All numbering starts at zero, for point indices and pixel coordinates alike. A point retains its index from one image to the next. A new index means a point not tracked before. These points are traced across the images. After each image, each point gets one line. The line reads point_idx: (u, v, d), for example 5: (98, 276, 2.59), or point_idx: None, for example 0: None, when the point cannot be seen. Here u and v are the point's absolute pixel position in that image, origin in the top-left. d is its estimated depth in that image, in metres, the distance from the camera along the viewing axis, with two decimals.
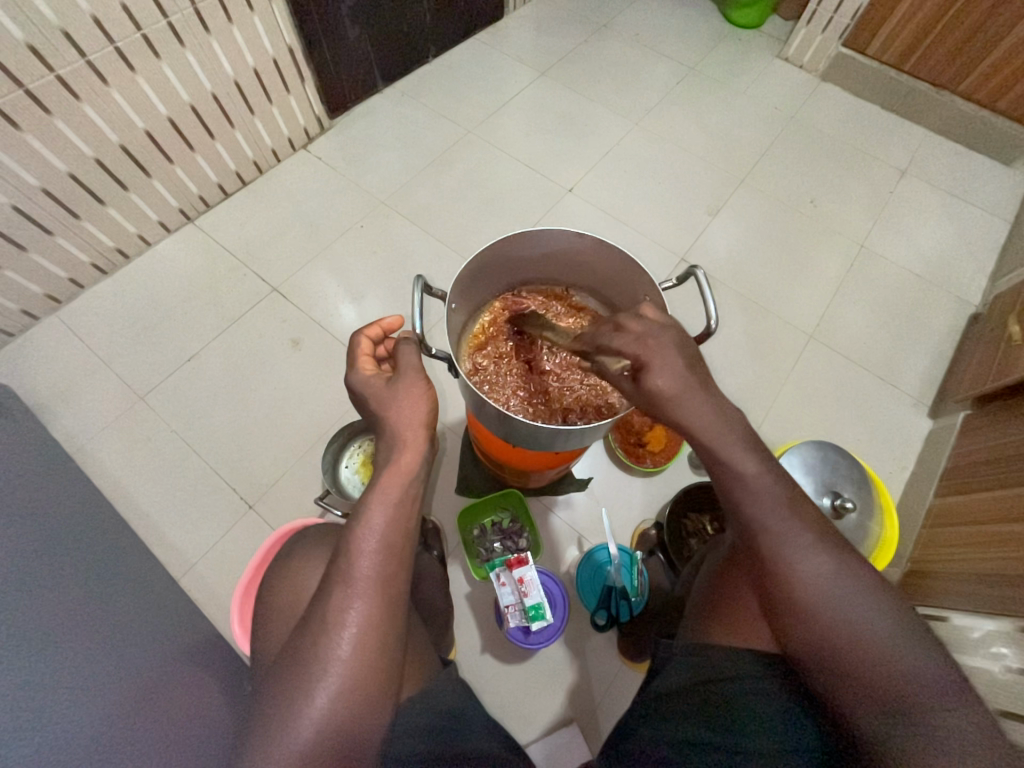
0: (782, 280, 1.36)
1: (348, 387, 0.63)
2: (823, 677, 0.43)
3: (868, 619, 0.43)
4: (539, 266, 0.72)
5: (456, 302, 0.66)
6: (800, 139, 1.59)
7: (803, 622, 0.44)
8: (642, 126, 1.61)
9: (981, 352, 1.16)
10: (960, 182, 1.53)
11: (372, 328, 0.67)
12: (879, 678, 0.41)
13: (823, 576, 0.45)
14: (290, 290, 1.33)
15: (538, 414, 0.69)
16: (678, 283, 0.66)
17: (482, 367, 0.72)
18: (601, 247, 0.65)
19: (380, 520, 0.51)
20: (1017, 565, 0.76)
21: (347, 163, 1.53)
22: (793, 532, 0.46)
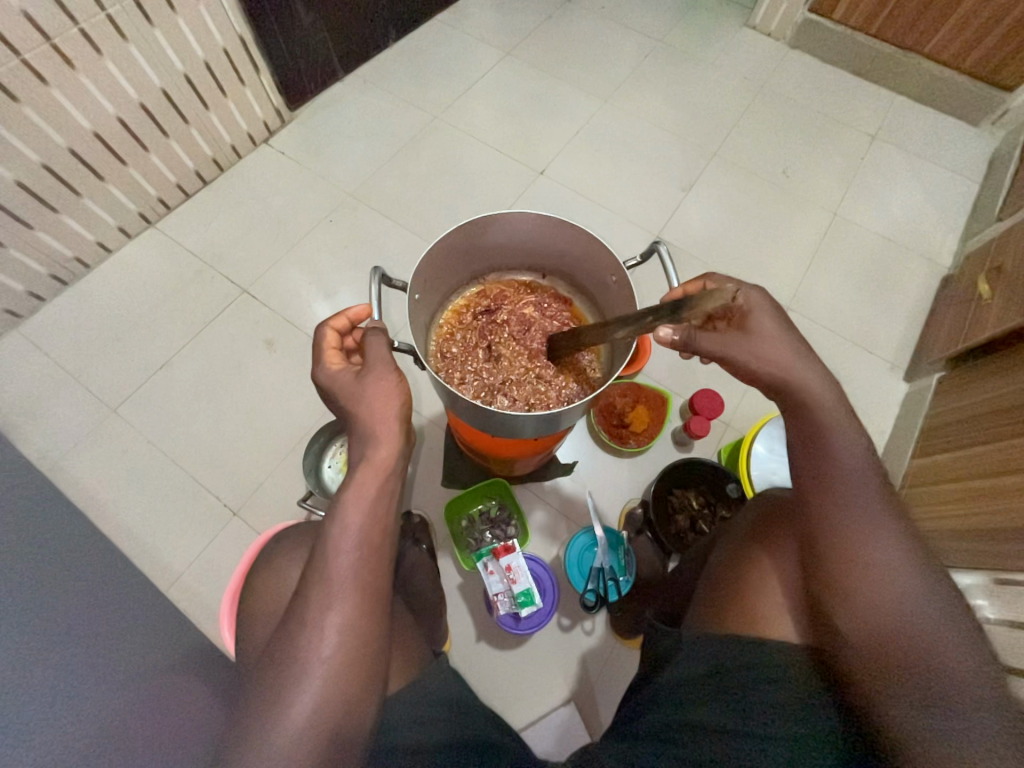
0: (758, 253, 1.36)
1: (315, 382, 0.61)
2: (865, 662, 0.45)
3: (922, 613, 0.45)
4: (505, 250, 0.69)
5: (417, 292, 0.63)
6: (770, 109, 1.57)
7: (855, 600, 0.47)
8: (611, 103, 1.59)
9: (953, 312, 1.18)
10: (928, 144, 1.53)
11: (337, 318, 0.65)
12: (920, 664, 0.43)
13: (895, 563, 0.47)
14: (260, 291, 1.30)
15: (511, 401, 0.66)
16: (642, 261, 0.65)
17: (452, 358, 0.69)
18: (562, 227, 0.62)
19: (357, 518, 0.50)
20: (994, 522, 0.78)
21: (312, 157, 1.48)
22: (870, 513, 0.49)
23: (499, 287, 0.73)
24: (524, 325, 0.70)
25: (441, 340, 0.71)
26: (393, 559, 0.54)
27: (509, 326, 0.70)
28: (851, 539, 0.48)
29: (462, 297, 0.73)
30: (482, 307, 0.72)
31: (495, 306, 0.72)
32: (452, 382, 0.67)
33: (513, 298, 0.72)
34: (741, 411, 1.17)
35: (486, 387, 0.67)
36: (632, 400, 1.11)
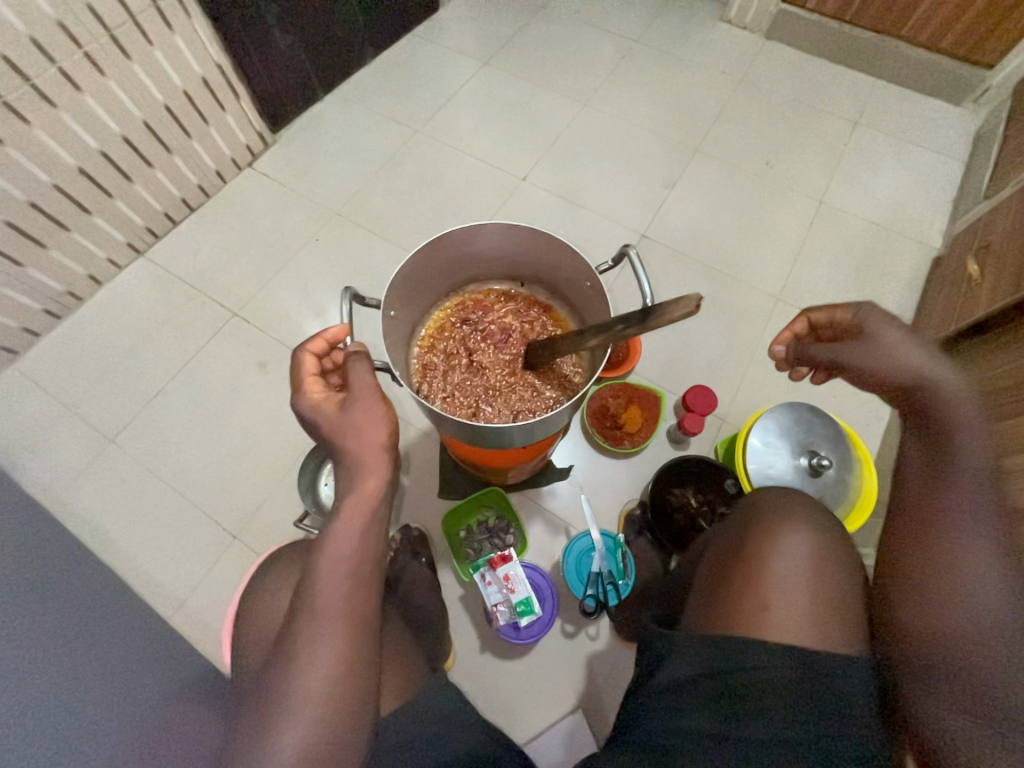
0: (744, 246, 1.36)
1: (296, 412, 0.56)
2: (935, 678, 0.46)
3: (1002, 632, 0.45)
4: (483, 261, 0.68)
5: (395, 308, 0.63)
6: (748, 102, 1.57)
7: (937, 617, 0.47)
8: (590, 106, 1.59)
9: (946, 292, 1.16)
10: (911, 127, 1.53)
11: (315, 341, 0.60)
12: (981, 680, 0.44)
13: (982, 582, 0.46)
14: (251, 313, 1.31)
15: (495, 411, 0.66)
16: (614, 266, 0.65)
17: (436, 370, 0.69)
18: (536, 235, 0.62)
19: (347, 547, 0.49)
20: None
21: (296, 177, 1.50)
22: (968, 532, 0.48)
23: (480, 296, 0.73)
24: (506, 333, 0.70)
25: (422, 357, 0.70)
26: (383, 583, 0.54)
27: (491, 336, 0.70)
28: (945, 559, 0.48)
29: (444, 309, 0.73)
30: (461, 321, 0.71)
31: (475, 319, 0.71)
32: (436, 395, 0.67)
33: (495, 307, 0.72)
34: (735, 405, 1.17)
35: (470, 398, 0.67)
36: (625, 401, 1.10)
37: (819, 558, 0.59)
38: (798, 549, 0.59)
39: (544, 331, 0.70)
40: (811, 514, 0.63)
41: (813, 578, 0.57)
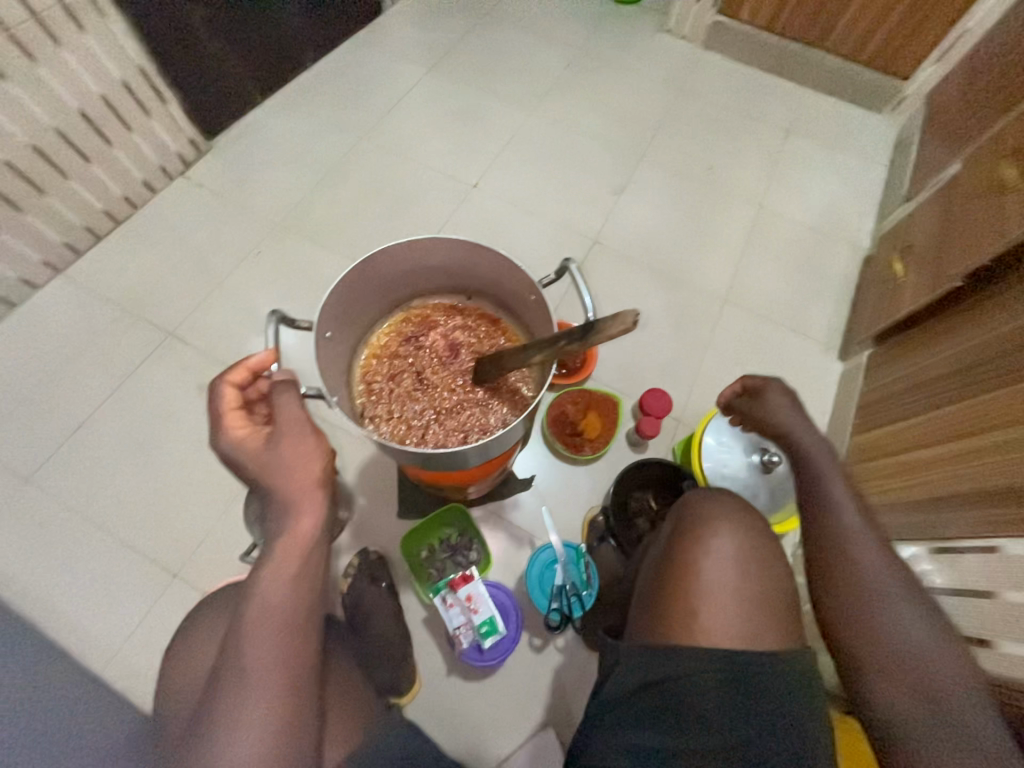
0: (692, 249, 1.40)
1: (217, 452, 0.52)
2: (913, 723, 0.50)
3: (911, 622, 0.53)
4: (424, 275, 0.66)
5: (330, 330, 0.59)
6: (690, 109, 1.62)
7: (896, 661, 0.52)
8: (538, 112, 1.60)
9: (875, 290, 1.23)
10: (838, 133, 1.62)
11: (237, 370, 0.54)
12: (918, 671, 0.51)
13: (883, 581, 0.56)
14: (188, 332, 1.23)
15: (443, 433, 0.64)
16: (555, 280, 0.64)
17: (379, 392, 0.66)
18: (476, 248, 0.60)
19: (279, 594, 0.46)
20: (935, 487, 0.79)
21: (234, 187, 1.42)
22: (862, 544, 0.58)
23: (424, 312, 0.70)
24: (452, 349, 0.67)
25: (364, 378, 0.67)
26: (320, 630, 0.50)
27: (437, 354, 0.67)
28: (887, 607, 0.54)
29: (387, 327, 0.70)
30: (405, 339, 0.69)
31: (419, 336, 0.68)
32: (380, 420, 0.64)
33: (440, 323, 0.69)
34: (690, 406, 1.19)
35: (416, 421, 0.64)
36: (583, 408, 1.10)
37: (745, 558, 0.58)
38: (726, 551, 0.58)
39: (492, 346, 0.68)
40: (749, 516, 0.63)
41: (742, 580, 0.56)
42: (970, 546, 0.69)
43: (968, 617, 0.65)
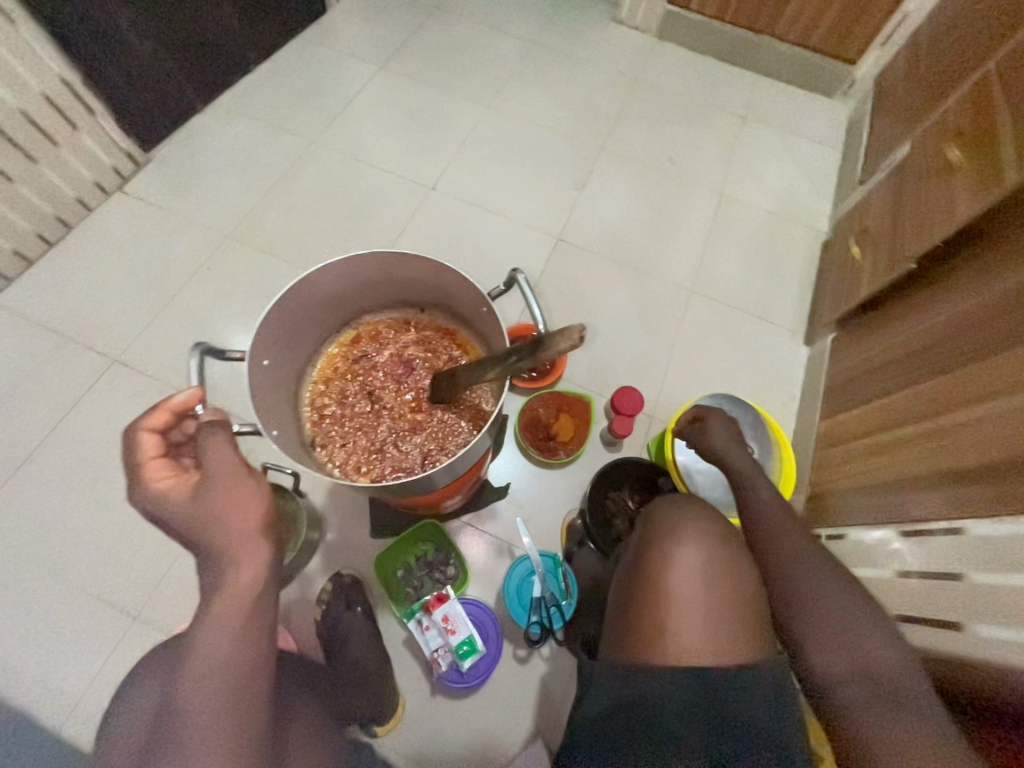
0: (656, 241, 1.39)
1: (136, 507, 0.47)
2: (854, 701, 0.50)
3: (842, 599, 0.56)
4: (370, 291, 0.63)
5: (270, 357, 0.56)
6: (646, 100, 1.61)
7: (834, 642, 0.54)
8: (495, 109, 1.56)
9: (836, 273, 1.25)
10: (793, 119, 1.63)
11: (157, 412, 0.50)
12: (852, 645, 0.54)
13: (813, 563, 0.60)
14: (135, 356, 1.16)
15: (400, 457, 0.61)
16: (505, 290, 0.61)
17: (330, 418, 0.62)
18: (420, 261, 0.57)
19: (220, 654, 0.43)
20: (902, 470, 0.79)
21: (177, 199, 1.35)
22: (790, 533, 0.64)
23: (374, 328, 0.67)
24: (406, 367, 0.64)
25: (315, 403, 0.63)
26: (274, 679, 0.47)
27: (389, 373, 0.64)
28: (826, 591, 0.57)
29: (336, 347, 0.66)
30: (356, 358, 0.65)
31: (371, 355, 0.65)
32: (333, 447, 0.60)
33: (392, 339, 0.66)
34: (661, 400, 1.19)
35: (371, 447, 0.61)
36: (556, 410, 1.09)
37: (713, 570, 0.57)
38: (693, 563, 0.57)
39: (448, 360, 0.65)
40: (717, 515, 0.62)
41: (712, 592, 0.55)
42: (934, 529, 0.70)
43: (936, 599, 0.65)
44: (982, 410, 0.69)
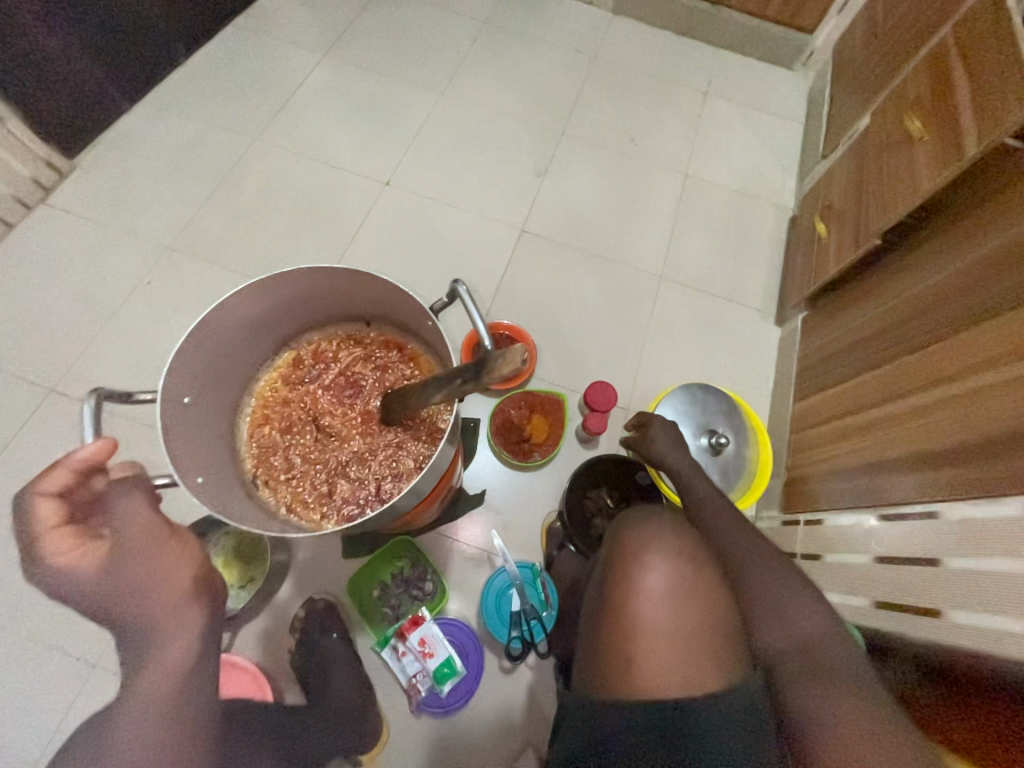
0: (622, 227, 1.35)
1: (35, 579, 0.44)
2: (788, 675, 0.55)
3: (777, 576, 0.62)
4: (304, 306, 0.57)
5: (193, 392, 0.50)
6: (605, 79, 1.55)
7: (772, 619, 0.59)
8: (448, 95, 1.48)
9: (803, 251, 1.23)
10: (754, 92, 1.60)
11: (58, 473, 0.44)
12: (786, 616, 0.59)
13: (751, 546, 0.66)
14: (74, 383, 1.07)
15: (352, 484, 0.56)
16: (445, 308, 0.55)
17: (271, 448, 0.57)
18: (350, 272, 0.52)
19: (152, 714, 0.47)
20: (876, 451, 0.78)
21: (108, 208, 1.25)
22: (735, 524, 0.70)
23: (315, 347, 0.61)
24: (353, 386, 0.60)
25: (254, 434, 0.58)
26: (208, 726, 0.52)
27: (335, 393, 0.59)
28: (760, 577, 0.62)
29: (275, 370, 0.61)
30: (298, 383, 0.60)
31: (313, 376, 0.60)
32: (275, 480, 0.55)
33: (336, 358, 0.61)
34: (636, 392, 1.16)
35: (318, 476, 0.56)
36: (529, 411, 1.05)
37: (676, 592, 0.55)
38: (659, 584, 0.55)
39: (399, 375, 0.60)
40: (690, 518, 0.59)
41: (681, 612, 0.54)
42: (911, 511, 0.69)
43: (912, 585, 0.65)
44: (955, 388, 0.67)
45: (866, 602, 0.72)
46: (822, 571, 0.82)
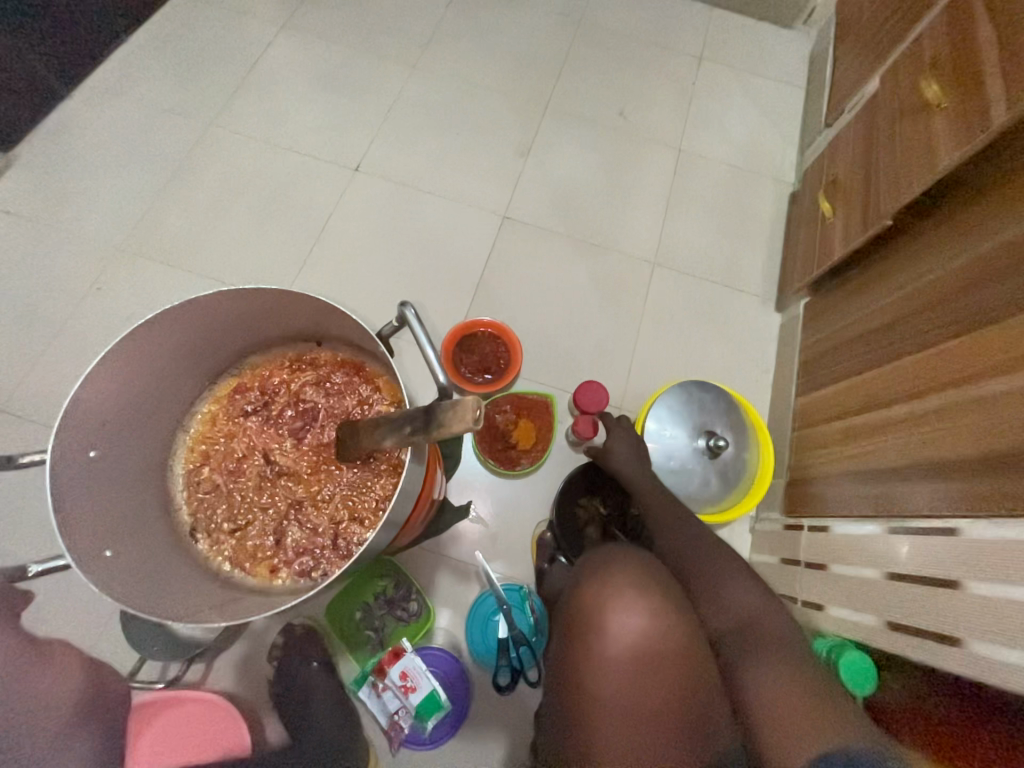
0: (611, 209, 1.26)
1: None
2: (731, 652, 0.63)
3: (711, 565, 0.71)
4: (226, 336, 0.55)
5: (100, 447, 0.48)
6: (591, 45, 1.43)
7: (715, 605, 0.67)
8: (420, 67, 1.36)
9: (805, 231, 1.15)
10: (753, 55, 1.47)
11: None
12: (723, 601, 0.67)
13: (692, 543, 0.74)
14: (25, 402, 1.00)
15: (299, 531, 0.55)
16: (393, 329, 0.54)
17: (209, 495, 0.56)
18: (260, 296, 0.50)
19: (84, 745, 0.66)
20: (882, 456, 0.73)
21: (51, 207, 1.14)
22: (681, 526, 0.77)
23: (251, 380, 0.60)
24: (294, 420, 0.58)
25: (191, 479, 0.57)
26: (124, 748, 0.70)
27: (275, 431, 0.57)
28: (703, 572, 0.71)
29: (210, 407, 0.59)
30: (240, 413, 0.58)
31: (250, 412, 0.58)
32: (218, 531, 0.55)
33: (274, 390, 0.59)
34: (628, 389, 1.10)
35: (263, 523, 0.55)
36: (515, 415, 0.98)
37: (649, 640, 0.58)
38: (632, 629, 0.58)
39: (340, 402, 0.58)
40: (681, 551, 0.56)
41: (656, 639, 0.58)
42: (929, 525, 0.63)
43: (928, 609, 0.60)
44: (976, 390, 0.61)
45: (875, 621, 0.68)
46: (829, 583, 0.77)
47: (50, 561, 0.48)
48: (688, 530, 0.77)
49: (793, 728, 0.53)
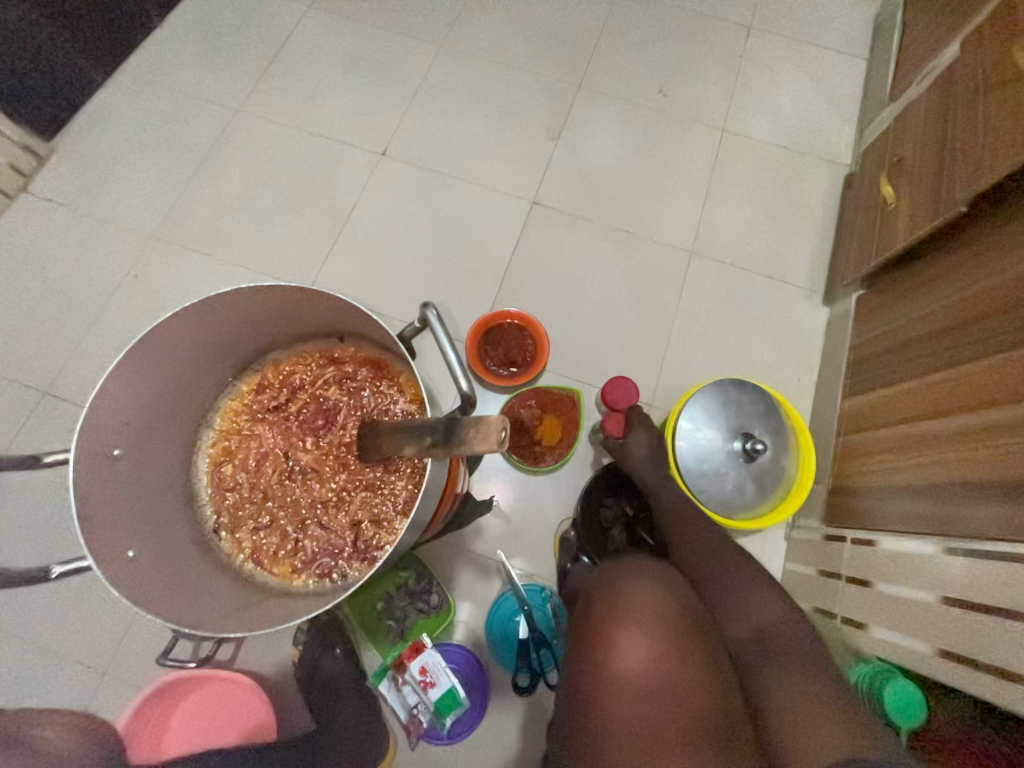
0: (647, 196, 1.19)
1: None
2: (749, 661, 0.61)
3: (726, 573, 0.69)
4: (247, 333, 0.57)
5: (124, 447, 0.51)
6: (631, 16, 1.34)
7: (731, 613, 0.66)
8: (449, 46, 1.31)
9: (860, 219, 1.05)
10: (809, 21, 1.35)
11: None
12: (740, 611, 0.65)
13: (705, 548, 0.73)
14: (67, 387, 1.04)
15: (315, 527, 0.57)
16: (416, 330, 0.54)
17: (233, 489, 0.59)
18: (276, 294, 0.51)
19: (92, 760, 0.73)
20: (940, 470, 0.67)
21: (89, 197, 1.17)
22: (696, 529, 0.75)
23: (272, 376, 0.61)
24: (312, 419, 0.59)
25: (216, 473, 0.59)
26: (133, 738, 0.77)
27: (295, 428, 0.59)
28: (716, 580, 0.69)
29: (234, 403, 0.62)
30: (263, 408, 0.61)
31: (271, 409, 0.60)
32: (239, 523, 0.58)
33: (295, 387, 0.61)
34: (659, 387, 1.05)
35: (282, 518, 0.58)
36: (540, 411, 0.96)
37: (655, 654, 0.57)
38: (636, 640, 0.57)
39: (356, 401, 0.59)
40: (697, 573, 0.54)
41: (663, 651, 0.57)
42: (997, 551, 0.57)
43: (990, 645, 0.55)
44: None
45: (926, 649, 0.63)
46: (874, 602, 0.73)
47: (72, 562, 0.48)
48: (720, 540, 0.73)
49: (817, 738, 0.51)
